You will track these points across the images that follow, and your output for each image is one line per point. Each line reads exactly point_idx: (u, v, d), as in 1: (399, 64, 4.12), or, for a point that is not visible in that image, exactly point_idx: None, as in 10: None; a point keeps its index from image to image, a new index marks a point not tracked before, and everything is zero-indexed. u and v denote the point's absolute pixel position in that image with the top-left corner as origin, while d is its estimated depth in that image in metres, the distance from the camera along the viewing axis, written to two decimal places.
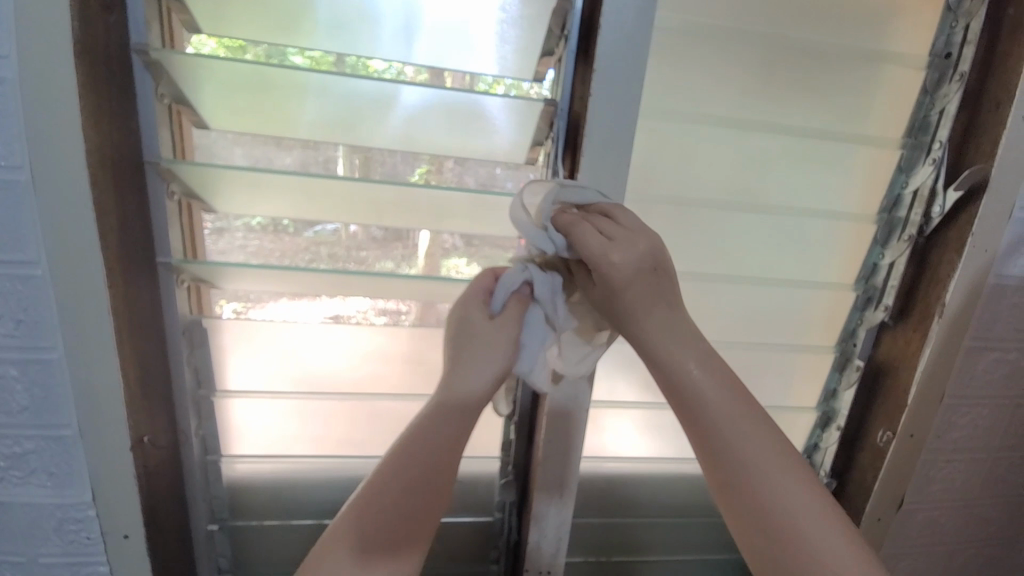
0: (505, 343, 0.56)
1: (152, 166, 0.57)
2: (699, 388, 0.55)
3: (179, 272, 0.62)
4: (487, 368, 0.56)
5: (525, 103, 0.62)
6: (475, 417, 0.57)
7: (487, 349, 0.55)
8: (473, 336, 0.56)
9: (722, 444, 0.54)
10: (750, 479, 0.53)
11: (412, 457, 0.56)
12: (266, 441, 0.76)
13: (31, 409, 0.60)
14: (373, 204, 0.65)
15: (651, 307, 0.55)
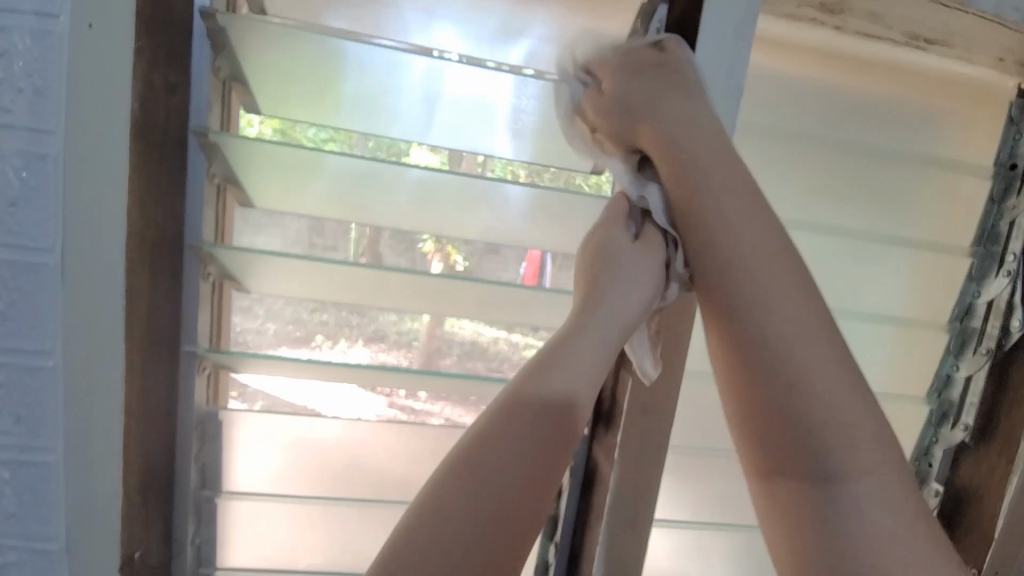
0: (650, 267, 0.49)
1: (193, 250, 0.53)
2: (774, 314, 0.43)
3: (202, 358, 0.56)
4: (632, 296, 0.48)
5: (548, 193, 0.60)
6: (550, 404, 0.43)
7: (633, 272, 0.48)
8: (618, 260, 0.49)
9: (781, 379, 0.43)
10: (808, 430, 0.42)
11: (543, 411, 0.43)
12: (267, 550, 0.66)
13: (16, 516, 0.53)
14: (418, 291, 0.61)
15: (733, 220, 0.46)
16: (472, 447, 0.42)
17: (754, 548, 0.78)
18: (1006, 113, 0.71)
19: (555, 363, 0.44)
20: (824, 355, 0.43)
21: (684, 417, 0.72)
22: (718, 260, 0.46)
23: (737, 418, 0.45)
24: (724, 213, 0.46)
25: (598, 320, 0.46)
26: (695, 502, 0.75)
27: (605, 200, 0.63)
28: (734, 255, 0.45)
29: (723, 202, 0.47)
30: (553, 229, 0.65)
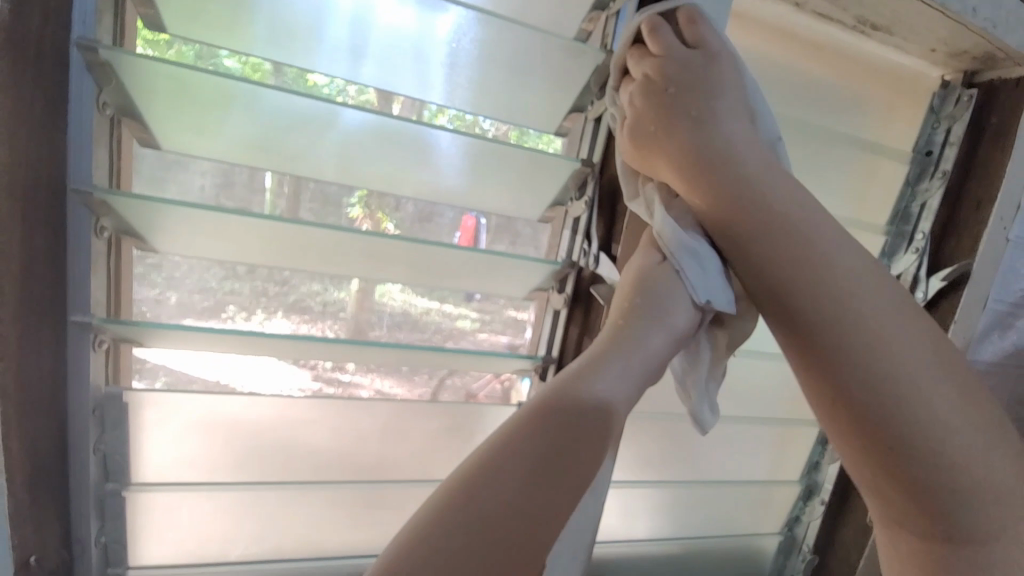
0: (683, 298, 0.47)
1: (77, 196, 0.43)
2: (882, 340, 0.42)
3: (98, 331, 0.47)
4: (666, 328, 0.45)
5: (509, 151, 0.55)
6: (589, 424, 0.38)
7: (667, 302, 0.46)
8: (656, 289, 0.47)
9: (887, 396, 0.42)
10: (955, 480, 0.41)
11: (569, 427, 0.37)
12: (189, 545, 0.59)
13: None
14: (365, 255, 0.55)
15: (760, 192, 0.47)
16: (480, 470, 0.35)
17: (688, 500, 0.84)
18: (930, 101, 0.76)
19: (589, 376, 0.40)
20: (919, 349, 0.43)
21: None
22: (785, 257, 0.45)
23: (868, 479, 0.45)
24: (793, 219, 0.46)
25: (630, 341, 0.43)
26: (642, 465, 0.79)
27: (577, 165, 0.57)
28: (830, 298, 0.44)
29: (763, 177, 0.47)
30: (510, 193, 0.60)
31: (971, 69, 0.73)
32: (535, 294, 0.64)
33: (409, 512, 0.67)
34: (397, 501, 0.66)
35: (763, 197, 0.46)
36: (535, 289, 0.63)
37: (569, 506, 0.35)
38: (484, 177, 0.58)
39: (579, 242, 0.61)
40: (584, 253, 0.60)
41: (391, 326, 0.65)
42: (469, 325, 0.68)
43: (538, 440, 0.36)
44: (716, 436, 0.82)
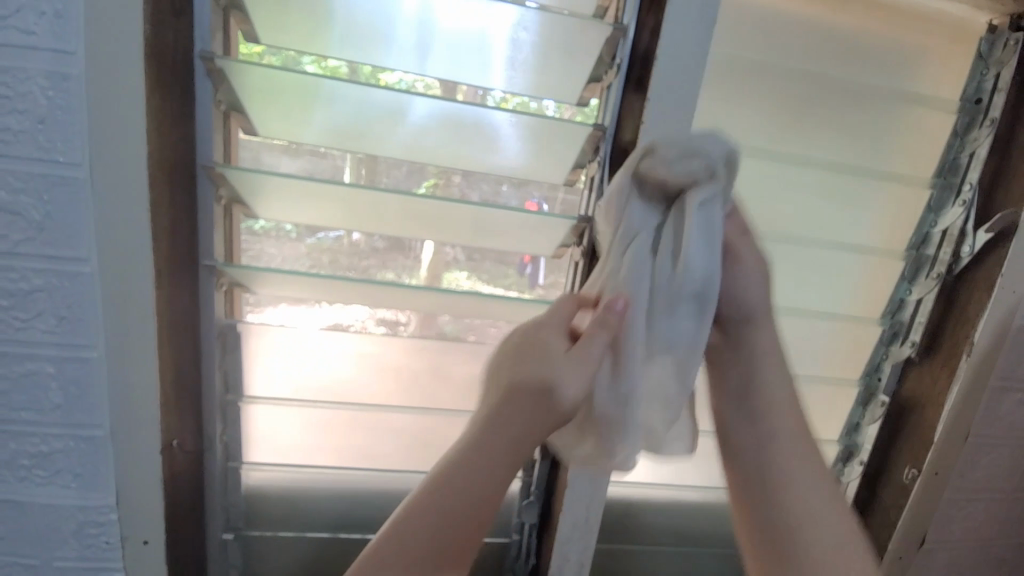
0: (564, 385, 0.50)
1: (205, 169, 0.57)
2: (773, 432, 0.55)
3: (219, 275, 0.62)
4: (542, 416, 0.50)
5: (535, 121, 0.63)
6: (471, 499, 0.49)
7: (547, 389, 0.50)
8: (539, 373, 0.51)
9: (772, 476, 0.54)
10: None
11: (459, 498, 0.48)
12: (284, 450, 0.74)
13: (65, 406, 0.57)
14: (413, 216, 0.66)
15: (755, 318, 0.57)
16: (403, 516, 0.48)
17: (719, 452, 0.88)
18: (978, 47, 0.73)
19: (475, 457, 0.49)
20: (803, 454, 0.55)
21: None
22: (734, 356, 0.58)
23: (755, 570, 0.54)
24: (760, 398, 0.56)
25: (507, 424, 0.50)
26: None
27: (589, 128, 0.64)
28: (743, 412, 0.57)
29: (778, 430, 0.55)
30: (544, 160, 0.68)
31: (1017, 11, 0.69)
32: (562, 250, 0.71)
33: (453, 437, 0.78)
34: (445, 427, 0.78)
35: (733, 323, 0.57)
36: (559, 245, 0.71)
37: (457, 553, 0.48)
38: (538, 149, 0.66)
39: (594, 199, 0.67)
40: None
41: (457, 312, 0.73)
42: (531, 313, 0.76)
43: (438, 501, 0.48)
44: None
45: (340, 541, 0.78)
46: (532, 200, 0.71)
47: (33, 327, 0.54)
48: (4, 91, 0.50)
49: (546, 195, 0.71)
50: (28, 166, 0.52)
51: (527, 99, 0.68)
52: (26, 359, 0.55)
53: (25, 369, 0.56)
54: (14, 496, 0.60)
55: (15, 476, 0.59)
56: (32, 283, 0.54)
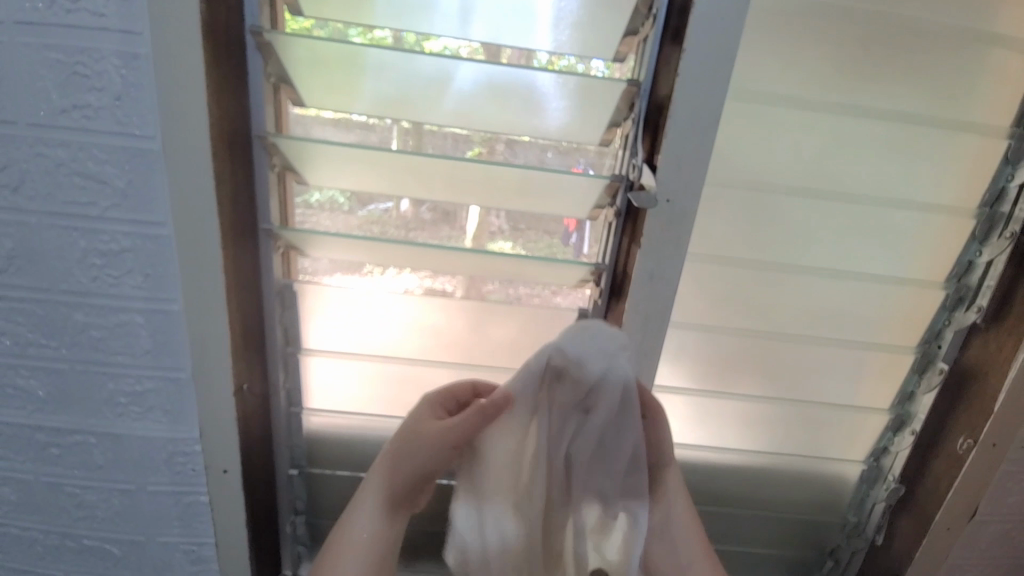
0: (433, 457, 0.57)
1: (259, 139, 0.63)
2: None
3: (275, 238, 0.68)
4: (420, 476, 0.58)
5: (570, 80, 0.63)
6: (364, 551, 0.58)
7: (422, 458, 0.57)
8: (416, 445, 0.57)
9: None
10: None
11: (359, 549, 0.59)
12: (339, 399, 0.82)
13: (152, 351, 0.65)
14: (450, 179, 0.68)
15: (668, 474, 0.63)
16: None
17: (759, 419, 0.87)
18: None
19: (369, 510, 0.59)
20: None
21: (697, 297, 0.78)
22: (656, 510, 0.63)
23: None
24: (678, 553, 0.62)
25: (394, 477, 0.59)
26: (704, 378, 0.84)
27: (622, 83, 0.62)
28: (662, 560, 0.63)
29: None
30: (583, 120, 0.67)
31: None
32: (597, 211, 0.71)
33: None
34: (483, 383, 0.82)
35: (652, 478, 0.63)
36: (593, 207, 0.71)
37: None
38: (582, 109, 0.66)
39: (628, 157, 0.65)
40: (633, 167, 0.64)
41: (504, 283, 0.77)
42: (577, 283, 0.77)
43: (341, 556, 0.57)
44: (786, 356, 0.83)
45: None
46: (577, 166, 0.71)
47: (123, 283, 0.62)
48: (84, 70, 0.56)
49: (592, 161, 0.71)
50: (110, 139, 0.58)
51: (574, 61, 0.67)
52: (119, 311, 0.63)
53: (118, 319, 0.64)
54: (111, 431, 0.69)
55: (113, 412, 0.68)
56: (121, 244, 0.61)
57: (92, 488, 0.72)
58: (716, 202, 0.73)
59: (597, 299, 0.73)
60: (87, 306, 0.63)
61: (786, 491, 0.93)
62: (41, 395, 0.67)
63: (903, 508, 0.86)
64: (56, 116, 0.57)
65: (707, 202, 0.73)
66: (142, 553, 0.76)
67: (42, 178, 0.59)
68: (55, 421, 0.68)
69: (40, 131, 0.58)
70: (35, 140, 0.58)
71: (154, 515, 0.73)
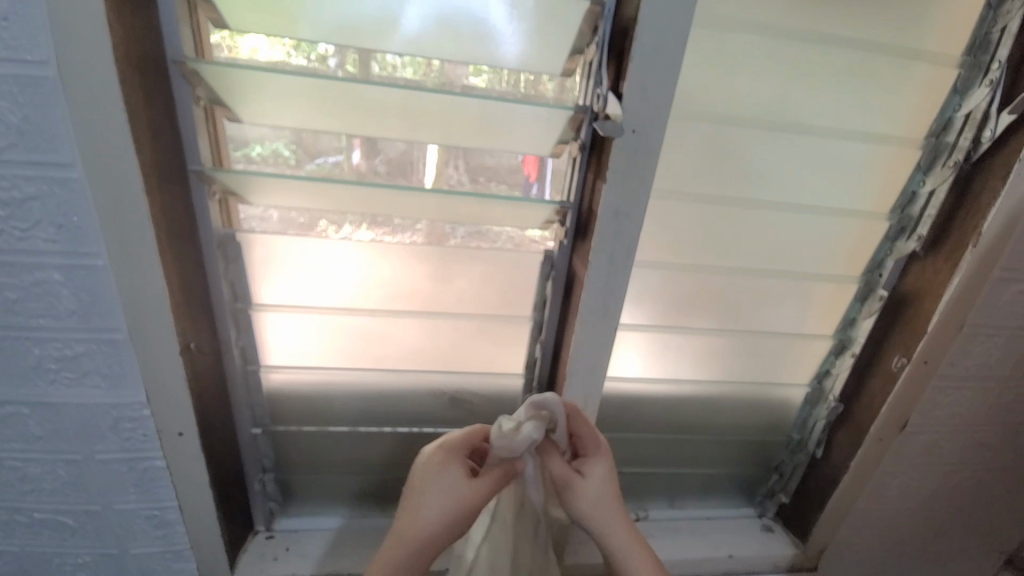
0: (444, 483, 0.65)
1: (176, 66, 0.55)
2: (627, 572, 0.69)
3: (209, 182, 0.62)
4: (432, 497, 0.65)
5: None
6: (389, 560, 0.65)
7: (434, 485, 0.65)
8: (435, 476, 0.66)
9: None
10: None
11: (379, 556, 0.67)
12: (299, 355, 0.78)
13: (80, 313, 0.59)
14: (405, 114, 0.62)
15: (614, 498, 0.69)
16: None
17: (716, 352, 0.91)
18: None
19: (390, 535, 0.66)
20: None
21: (661, 235, 0.78)
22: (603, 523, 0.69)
23: None
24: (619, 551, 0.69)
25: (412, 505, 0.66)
26: (667, 316, 0.86)
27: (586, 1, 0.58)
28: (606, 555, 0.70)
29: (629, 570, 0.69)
30: (544, 48, 0.62)
31: None
32: (561, 147, 0.68)
33: (458, 340, 0.82)
34: (450, 330, 0.80)
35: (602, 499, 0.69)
36: (557, 143, 0.67)
37: None
38: (540, 32, 0.61)
39: (592, 87, 0.62)
40: (597, 97, 0.61)
41: (463, 236, 0.74)
42: (539, 234, 0.75)
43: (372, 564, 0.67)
44: (744, 291, 0.86)
45: (361, 433, 0.86)
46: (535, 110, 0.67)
47: (33, 236, 0.55)
48: None
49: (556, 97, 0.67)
50: None
51: None
52: (34, 268, 0.56)
53: (34, 278, 0.57)
54: (46, 400, 0.63)
55: (45, 380, 0.62)
56: (24, 191, 0.53)
57: (32, 460, 0.67)
58: (680, 136, 0.72)
59: (562, 240, 0.72)
60: None
61: (740, 417, 0.99)
62: None
63: (841, 424, 0.94)
64: None
65: (670, 136, 0.72)
66: (99, 522, 0.73)
67: None
68: None
69: None
70: None
71: (106, 483, 0.70)
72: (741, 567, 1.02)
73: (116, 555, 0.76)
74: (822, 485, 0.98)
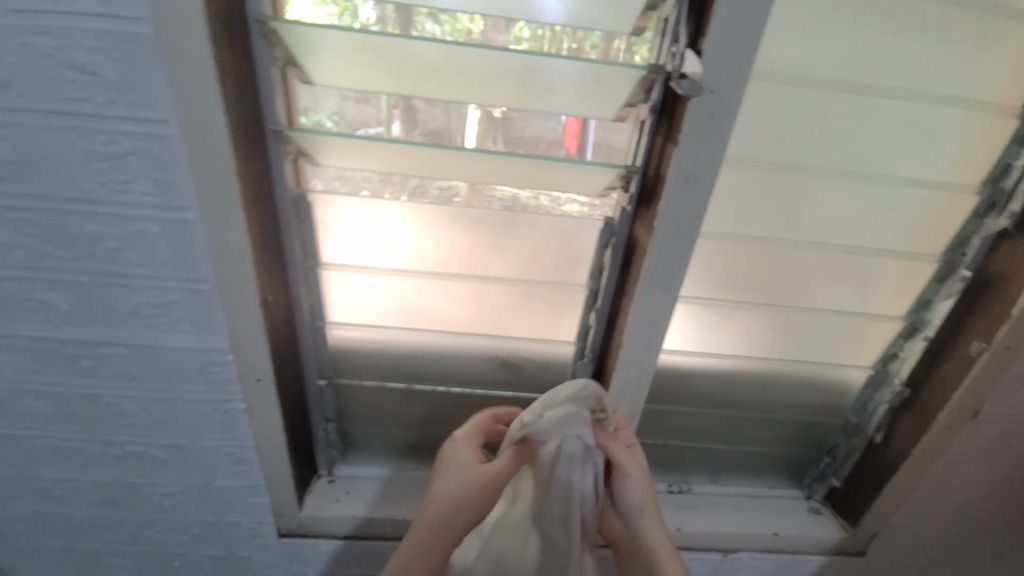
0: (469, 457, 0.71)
1: (257, 25, 0.57)
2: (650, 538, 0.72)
3: (285, 142, 0.65)
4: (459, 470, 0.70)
5: None
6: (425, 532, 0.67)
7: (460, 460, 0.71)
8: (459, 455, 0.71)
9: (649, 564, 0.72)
10: None
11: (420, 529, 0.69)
12: (359, 313, 0.82)
13: (173, 263, 0.64)
14: (471, 75, 0.62)
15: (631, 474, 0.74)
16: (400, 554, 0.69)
17: (773, 329, 0.88)
18: None
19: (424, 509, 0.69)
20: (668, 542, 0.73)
21: (727, 205, 0.75)
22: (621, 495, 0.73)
23: None
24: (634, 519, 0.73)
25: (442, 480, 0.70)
26: (727, 289, 0.83)
27: None
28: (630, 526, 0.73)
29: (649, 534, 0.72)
30: (614, 4, 0.59)
31: None
32: (625, 110, 0.66)
33: (512, 305, 0.83)
34: (503, 295, 0.82)
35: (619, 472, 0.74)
36: (624, 107, 0.65)
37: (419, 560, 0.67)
38: None
39: (668, 44, 0.60)
40: (673, 56, 0.59)
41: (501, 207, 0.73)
42: (577, 208, 0.74)
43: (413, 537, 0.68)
44: (811, 266, 0.82)
45: (416, 390, 0.90)
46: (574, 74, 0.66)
47: (133, 189, 0.59)
48: None
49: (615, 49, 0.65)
50: (96, 24, 0.51)
51: None
52: (133, 220, 0.61)
53: (134, 229, 0.61)
54: (142, 342, 0.69)
55: (141, 323, 0.68)
56: (125, 147, 0.57)
57: (129, 396, 0.74)
58: (755, 99, 0.68)
59: (625, 207, 0.71)
60: (100, 215, 0.61)
61: (795, 396, 0.97)
62: (65, 309, 0.67)
63: (904, 408, 0.90)
64: None
65: (746, 98, 0.68)
66: (185, 455, 0.80)
67: (30, 72, 0.53)
68: (83, 334, 0.69)
69: (16, 15, 0.51)
70: (13, 26, 0.52)
71: (192, 421, 0.76)
72: (786, 544, 1.02)
73: (200, 486, 0.84)
74: (879, 470, 0.95)
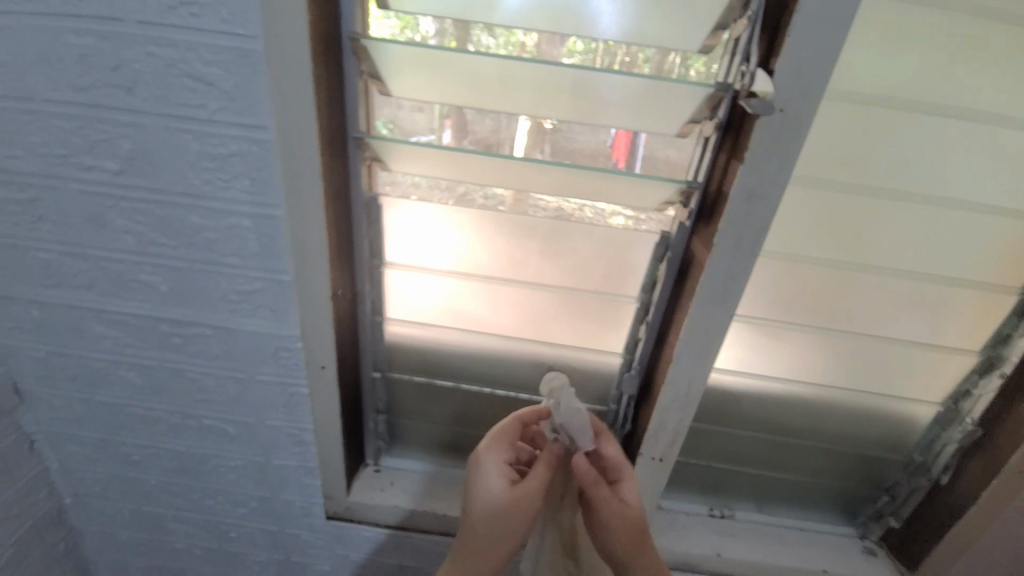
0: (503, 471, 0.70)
1: (352, 41, 0.62)
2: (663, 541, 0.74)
3: (364, 148, 0.70)
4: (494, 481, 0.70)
5: None
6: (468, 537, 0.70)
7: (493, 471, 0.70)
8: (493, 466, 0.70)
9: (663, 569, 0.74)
10: None
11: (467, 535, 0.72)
12: (414, 311, 0.86)
13: (259, 254, 0.70)
14: (538, 89, 0.65)
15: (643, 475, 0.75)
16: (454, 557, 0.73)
17: (831, 355, 0.85)
18: None
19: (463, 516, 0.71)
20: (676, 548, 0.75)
21: (790, 224, 0.74)
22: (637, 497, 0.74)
23: None
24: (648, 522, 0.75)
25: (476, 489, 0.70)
26: (786, 311, 0.81)
27: None
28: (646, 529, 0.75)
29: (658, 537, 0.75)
30: (682, 23, 0.60)
31: None
32: (689, 126, 0.67)
33: (562, 313, 0.84)
34: (554, 302, 0.83)
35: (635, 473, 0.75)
36: (688, 122, 0.66)
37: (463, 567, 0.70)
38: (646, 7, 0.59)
39: (739, 62, 0.60)
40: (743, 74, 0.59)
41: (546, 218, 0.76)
42: (622, 222, 0.76)
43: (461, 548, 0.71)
44: (877, 291, 0.79)
45: (463, 390, 0.93)
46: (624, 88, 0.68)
47: (232, 186, 0.66)
48: None
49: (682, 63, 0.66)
50: (215, 40, 0.58)
51: None
52: (229, 214, 0.67)
53: (229, 222, 0.68)
54: (225, 325, 0.76)
55: (225, 308, 0.75)
56: (229, 148, 0.64)
57: (209, 374, 0.81)
58: (826, 119, 0.67)
59: (684, 221, 0.71)
60: (201, 208, 0.67)
61: (851, 427, 0.92)
62: (163, 290, 0.74)
63: (975, 450, 0.84)
64: (163, 13, 0.57)
65: (817, 118, 0.67)
66: (252, 433, 0.86)
67: (156, 80, 0.61)
68: (175, 313, 0.76)
69: (147, 30, 0.58)
70: (143, 39, 0.59)
71: (261, 401, 0.83)
72: None
73: (262, 463, 0.90)
74: (943, 515, 0.89)
